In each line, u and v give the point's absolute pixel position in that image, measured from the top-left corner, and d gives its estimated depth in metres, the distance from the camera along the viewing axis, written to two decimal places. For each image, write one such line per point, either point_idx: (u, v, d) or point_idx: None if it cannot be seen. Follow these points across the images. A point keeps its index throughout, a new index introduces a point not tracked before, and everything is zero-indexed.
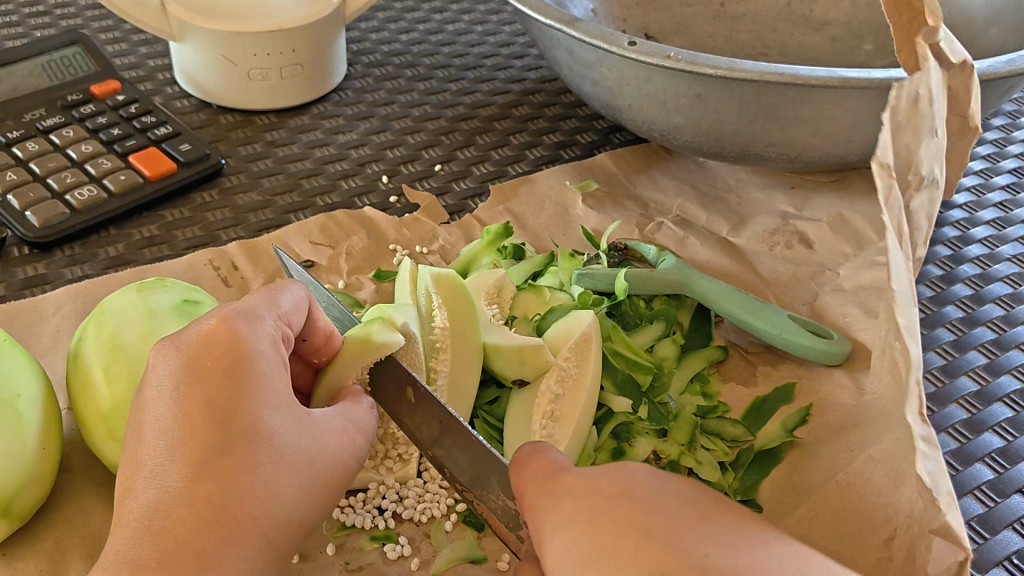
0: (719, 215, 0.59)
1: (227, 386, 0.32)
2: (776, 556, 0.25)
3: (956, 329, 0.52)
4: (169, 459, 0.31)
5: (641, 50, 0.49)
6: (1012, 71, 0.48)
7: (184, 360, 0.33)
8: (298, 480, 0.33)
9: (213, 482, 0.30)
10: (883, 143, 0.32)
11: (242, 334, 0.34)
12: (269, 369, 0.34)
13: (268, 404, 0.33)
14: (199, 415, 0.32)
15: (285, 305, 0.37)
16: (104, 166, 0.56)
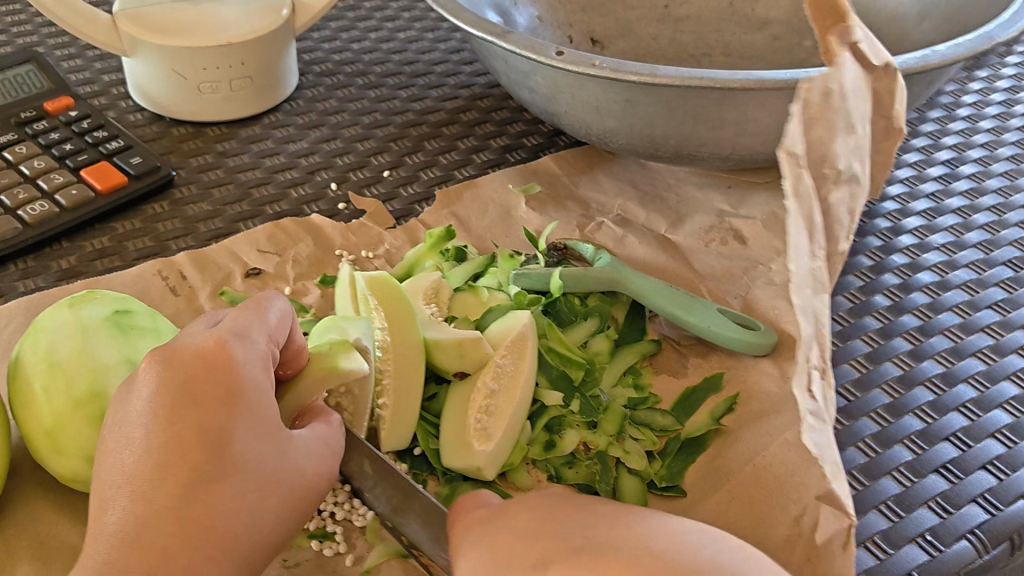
0: (658, 213, 0.61)
1: (217, 412, 0.34)
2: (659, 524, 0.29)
3: (882, 317, 0.54)
4: (156, 480, 0.33)
5: (568, 59, 0.52)
6: (925, 67, 0.50)
7: (175, 381, 0.34)
8: (276, 503, 0.35)
9: (198, 506, 0.33)
10: (790, 134, 0.38)
11: (236, 359, 0.35)
12: (260, 395, 0.35)
13: (254, 431, 0.35)
14: (190, 438, 0.33)
15: (274, 325, 0.38)
16: (56, 181, 0.58)
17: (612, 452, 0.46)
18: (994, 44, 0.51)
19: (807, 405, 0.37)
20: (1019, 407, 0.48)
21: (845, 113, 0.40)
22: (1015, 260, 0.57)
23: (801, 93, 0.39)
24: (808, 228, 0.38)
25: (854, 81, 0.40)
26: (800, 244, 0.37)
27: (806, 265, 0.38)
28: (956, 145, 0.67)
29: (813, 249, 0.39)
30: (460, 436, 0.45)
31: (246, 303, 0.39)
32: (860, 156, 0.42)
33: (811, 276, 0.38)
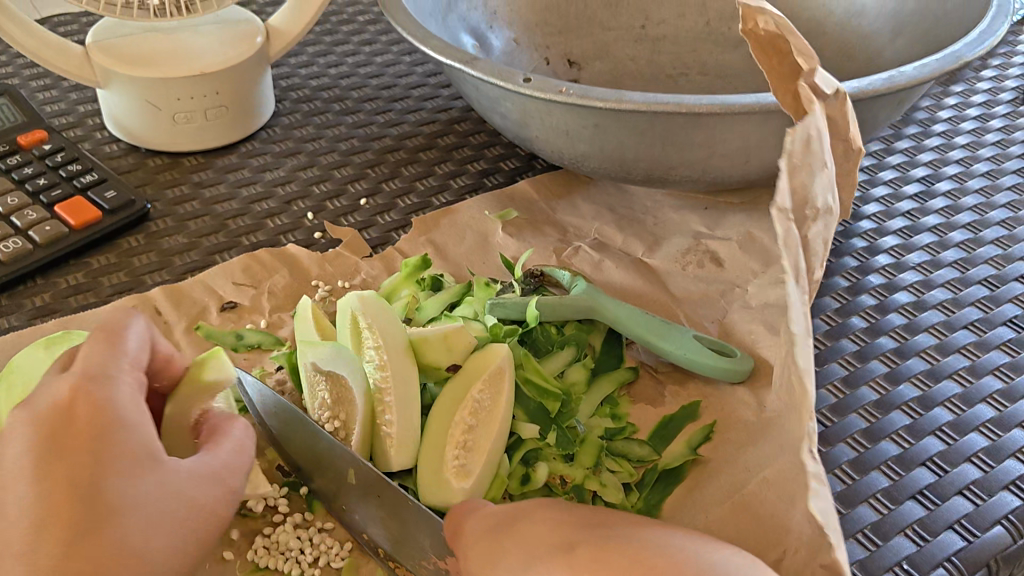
0: (635, 237, 0.61)
1: (86, 458, 0.32)
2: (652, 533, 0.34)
3: (859, 339, 0.54)
4: (35, 542, 0.31)
5: (535, 86, 0.52)
6: (892, 88, 0.50)
7: (39, 435, 0.33)
8: (172, 540, 0.33)
9: (88, 560, 0.31)
10: (779, 190, 0.35)
11: (100, 400, 0.34)
12: (132, 431, 0.34)
13: (134, 473, 0.33)
14: (63, 492, 0.31)
15: (132, 351, 0.36)
16: (29, 217, 0.57)
17: (588, 486, 0.46)
18: (963, 63, 0.51)
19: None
20: (995, 429, 0.48)
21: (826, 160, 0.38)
22: (991, 279, 0.57)
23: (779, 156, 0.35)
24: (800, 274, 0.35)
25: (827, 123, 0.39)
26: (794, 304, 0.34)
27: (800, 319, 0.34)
28: (932, 162, 0.68)
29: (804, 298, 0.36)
30: (434, 474, 0.45)
31: (97, 332, 0.37)
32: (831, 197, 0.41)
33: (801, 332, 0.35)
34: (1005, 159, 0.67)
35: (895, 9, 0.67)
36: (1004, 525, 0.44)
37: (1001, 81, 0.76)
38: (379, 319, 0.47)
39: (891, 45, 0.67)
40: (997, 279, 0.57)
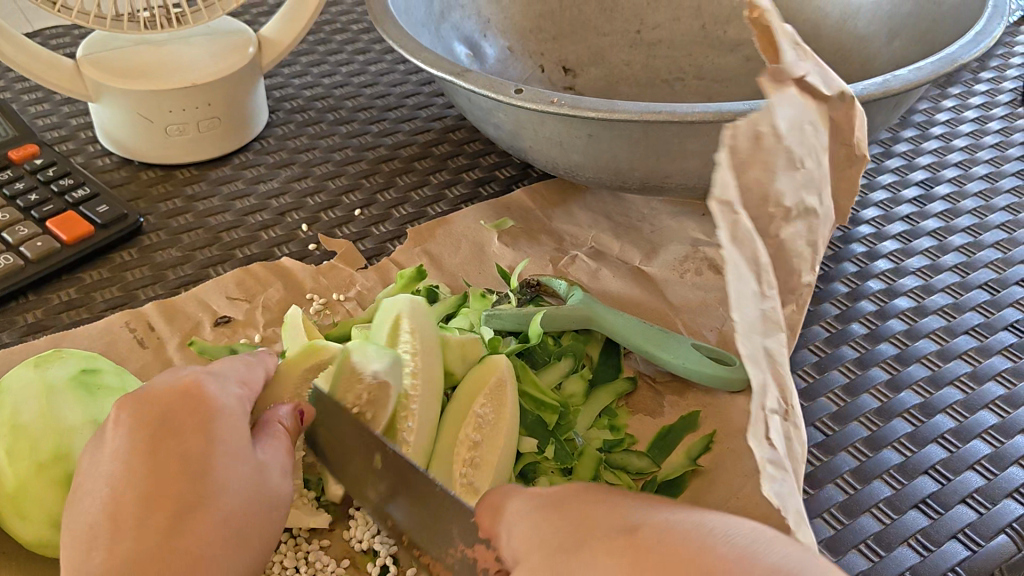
0: (632, 244, 0.60)
1: (197, 439, 0.35)
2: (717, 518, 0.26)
3: (859, 346, 0.53)
4: (140, 510, 0.33)
5: (527, 96, 0.51)
6: (888, 92, 0.49)
7: (147, 418, 0.36)
8: (252, 530, 0.36)
9: (188, 534, 0.34)
10: (720, 179, 0.28)
11: (207, 395, 0.37)
12: (231, 419, 0.37)
13: (230, 460, 0.36)
14: (171, 466, 0.34)
15: (233, 371, 0.41)
16: (20, 233, 0.57)
17: None
18: (957, 66, 0.51)
19: (768, 454, 0.30)
20: (997, 435, 0.48)
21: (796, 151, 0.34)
22: (991, 283, 0.57)
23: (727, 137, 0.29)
24: (748, 265, 0.29)
25: (804, 114, 0.35)
26: (744, 292, 0.29)
27: (748, 306, 0.29)
28: (930, 165, 0.67)
29: (756, 288, 0.30)
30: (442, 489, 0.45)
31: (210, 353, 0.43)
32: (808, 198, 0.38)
33: (752, 321, 0.29)
34: (1004, 162, 0.67)
35: (890, 12, 0.66)
36: (1007, 533, 0.43)
37: (998, 82, 0.76)
38: (416, 326, 0.48)
39: (887, 47, 0.67)
40: (998, 283, 0.57)
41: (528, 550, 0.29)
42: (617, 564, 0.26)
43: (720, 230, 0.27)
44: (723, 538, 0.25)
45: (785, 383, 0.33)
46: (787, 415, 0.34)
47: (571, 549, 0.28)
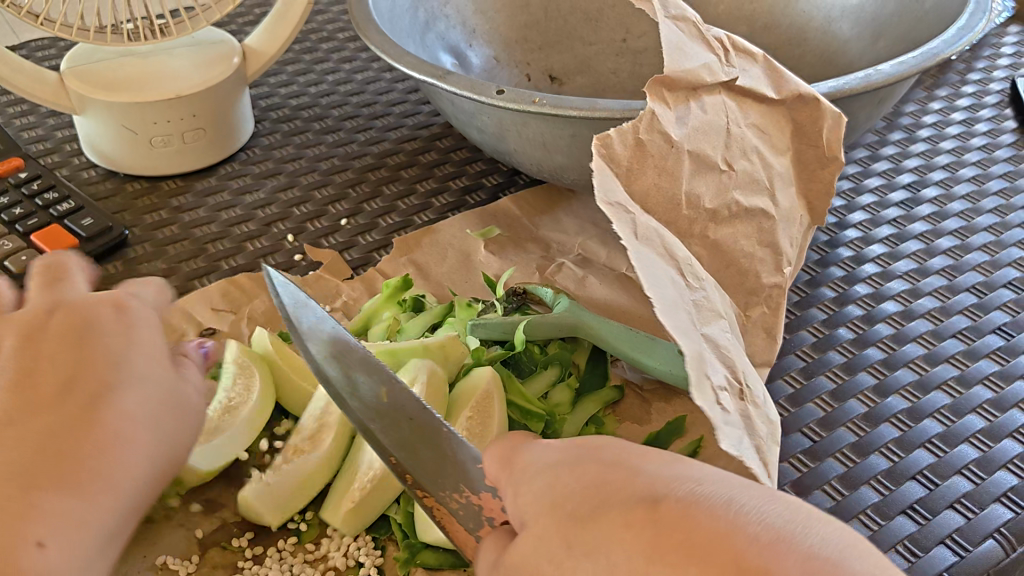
0: (619, 251, 0.60)
1: (64, 347, 0.37)
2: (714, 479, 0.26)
3: (846, 351, 0.53)
4: (23, 423, 0.34)
5: (508, 97, 0.51)
6: (869, 85, 0.49)
7: (25, 330, 0.38)
8: (147, 450, 0.35)
9: (70, 443, 0.34)
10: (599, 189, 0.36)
11: (122, 304, 0.40)
12: (102, 345, 0.37)
13: (133, 357, 0.37)
14: (18, 374, 0.36)
15: (148, 294, 0.42)
16: (5, 247, 0.57)
17: None
18: (939, 60, 0.51)
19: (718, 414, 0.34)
20: (985, 439, 0.48)
21: (705, 153, 0.42)
22: (979, 286, 0.57)
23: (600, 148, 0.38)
24: (657, 256, 0.37)
25: (726, 117, 0.43)
26: (654, 273, 0.36)
27: (665, 287, 0.36)
28: (917, 168, 0.67)
29: (674, 277, 0.38)
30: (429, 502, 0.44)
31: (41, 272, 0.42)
32: (740, 189, 0.44)
33: (672, 297, 0.36)
34: (992, 164, 0.67)
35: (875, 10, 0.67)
36: (995, 538, 0.43)
37: (985, 84, 0.76)
38: (422, 371, 0.48)
39: (870, 49, 0.67)
40: (985, 286, 0.57)
41: (539, 513, 0.28)
42: (632, 535, 0.24)
43: (620, 229, 0.35)
44: (755, 518, 0.23)
45: (731, 360, 0.39)
46: (745, 395, 0.38)
47: (585, 517, 0.26)
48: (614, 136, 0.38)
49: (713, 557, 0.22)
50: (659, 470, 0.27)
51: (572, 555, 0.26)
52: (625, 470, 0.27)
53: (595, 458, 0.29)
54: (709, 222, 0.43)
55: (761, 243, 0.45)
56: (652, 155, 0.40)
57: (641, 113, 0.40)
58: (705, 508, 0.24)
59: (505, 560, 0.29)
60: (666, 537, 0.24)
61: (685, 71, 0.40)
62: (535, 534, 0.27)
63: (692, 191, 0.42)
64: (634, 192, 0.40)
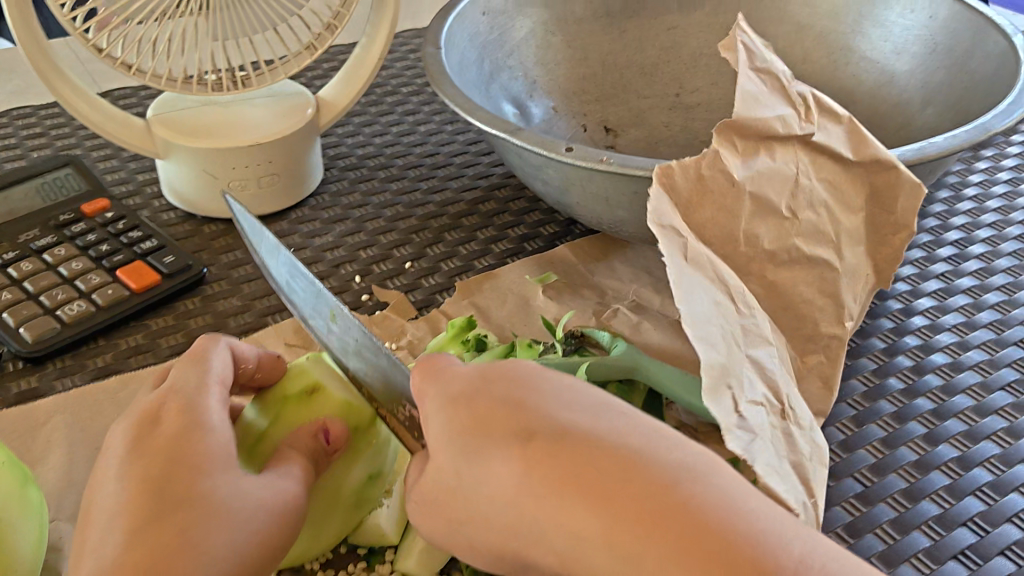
0: (672, 299, 0.63)
1: (181, 445, 0.39)
2: (578, 404, 0.35)
3: (896, 400, 0.55)
4: (135, 494, 0.37)
5: (576, 154, 0.56)
6: (923, 157, 0.52)
7: (135, 438, 0.40)
8: (235, 533, 0.37)
9: (170, 519, 0.36)
10: (652, 207, 0.39)
11: (186, 404, 0.42)
12: (213, 434, 0.41)
13: (218, 467, 0.39)
14: (155, 460, 0.39)
15: (216, 368, 0.45)
16: (92, 281, 0.60)
17: None
18: (991, 134, 0.53)
19: (731, 420, 0.37)
20: None
21: (769, 199, 0.45)
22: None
23: (659, 174, 0.42)
24: (703, 277, 0.39)
25: (794, 169, 0.45)
26: (695, 288, 0.38)
27: (705, 304, 0.38)
28: (964, 225, 0.69)
29: (721, 298, 0.40)
30: None
31: (186, 358, 0.45)
32: (802, 237, 0.46)
33: (711, 316, 0.38)
34: None
35: (924, 80, 0.70)
36: None
37: None
38: None
39: (921, 113, 0.69)
40: None
41: (441, 440, 0.36)
42: (512, 465, 0.33)
43: (665, 246, 0.38)
44: (611, 449, 0.33)
45: (776, 382, 0.41)
46: (787, 414, 0.41)
47: (473, 450, 0.35)
48: (675, 167, 0.42)
49: (583, 483, 0.32)
50: (547, 399, 0.35)
51: (469, 482, 0.35)
52: (508, 404, 0.35)
53: (482, 393, 0.36)
54: (767, 263, 0.46)
55: (823, 293, 0.47)
56: (712, 191, 0.43)
57: (706, 150, 0.43)
58: (571, 442, 0.33)
59: (420, 482, 0.37)
60: (549, 473, 0.33)
61: (757, 119, 0.43)
62: (440, 463, 0.36)
63: (750, 230, 0.45)
64: (693, 222, 0.44)
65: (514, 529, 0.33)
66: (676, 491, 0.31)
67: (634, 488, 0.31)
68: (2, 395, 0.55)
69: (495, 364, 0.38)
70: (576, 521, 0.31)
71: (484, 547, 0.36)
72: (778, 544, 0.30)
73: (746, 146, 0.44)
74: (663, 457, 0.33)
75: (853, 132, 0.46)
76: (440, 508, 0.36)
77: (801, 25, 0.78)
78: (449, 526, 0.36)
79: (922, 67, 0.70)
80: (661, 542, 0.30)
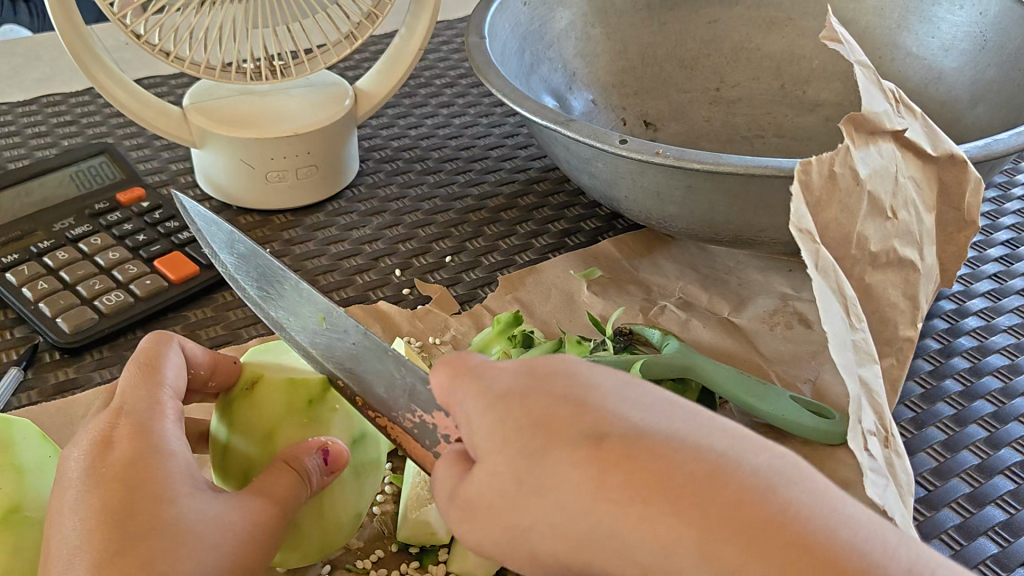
0: (721, 297, 0.62)
1: (140, 468, 0.37)
2: (647, 405, 0.30)
3: (955, 402, 0.54)
4: (96, 524, 0.35)
5: (631, 147, 0.54)
6: (988, 153, 0.50)
7: (91, 457, 0.37)
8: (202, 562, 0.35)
9: (133, 554, 0.34)
10: (797, 216, 0.37)
11: (139, 420, 0.39)
12: (173, 460, 0.38)
13: (183, 492, 0.37)
14: (113, 485, 0.36)
15: (170, 377, 0.42)
16: (130, 271, 0.59)
17: None
18: None
19: (866, 465, 0.36)
20: None
21: (880, 199, 0.44)
22: None
23: (801, 174, 0.40)
24: (831, 292, 0.37)
25: (894, 167, 0.44)
26: (833, 311, 0.37)
27: (837, 324, 0.37)
28: (1014, 225, 0.68)
29: (842, 315, 0.38)
30: None
31: (138, 363, 0.42)
32: (899, 237, 0.45)
33: (841, 336, 0.37)
34: None
35: (974, 77, 0.69)
36: None
37: None
38: None
39: (971, 111, 0.68)
40: None
41: (494, 445, 0.30)
42: (586, 474, 0.28)
43: (807, 258, 0.36)
44: (692, 453, 0.27)
45: (882, 408, 0.39)
46: (889, 442, 0.39)
47: (537, 451, 0.29)
48: (814, 164, 0.40)
49: (674, 491, 0.27)
50: (612, 398, 0.30)
51: (530, 488, 0.29)
52: (572, 403, 0.29)
53: (538, 389, 0.30)
54: (868, 265, 0.44)
55: (907, 295, 0.46)
56: (841, 189, 0.41)
57: (837, 147, 0.41)
58: (651, 444, 0.28)
59: (461, 491, 0.32)
60: (630, 475, 0.27)
61: (874, 113, 0.42)
62: (492, 464, 0.30)
63: (863, 231, 0.43)
64: (819, 222, 0.41)
65: (584, 539, 0.28)
66: (772, 498, 0.26)
67: (729, 493, 0.26)
68: (40, 386, 0.54)
69: (541, 360, 0.32)
70: (666, 534, 0.26)
71: (550, 562, 0.30)
72: (886, 551, 0.26)
73: (863, 142, 0.42)
74: (755, 459, 0.27)
75: (928, 129, 0.46)
76: (494, 517, 0.30)
77: (845, 20, 0.76)
78: (501, 537, 0.31)
79: (972, 63, 0.69)
80: (769, 556, 0.25)
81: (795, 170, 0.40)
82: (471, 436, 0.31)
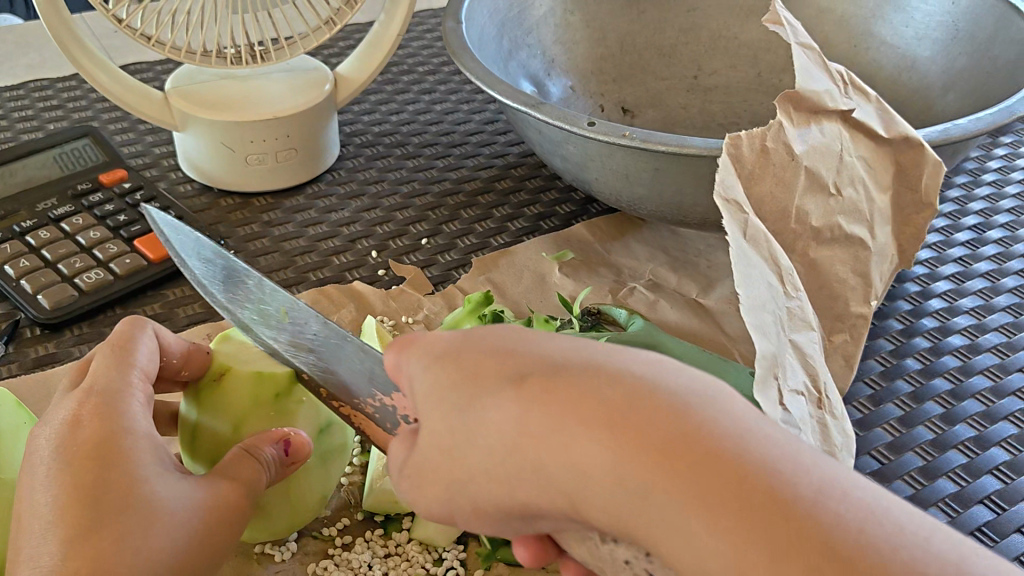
0: (690, 278, 0.63)
1: (114, 446, 0.37)
2: (572, 345, 0.30)
3: (914, 380, 0.55)
4: (69, 498, 0.35)
5: (599, 129, 0.56)
6: (947, 138, 0.51)
7: (63, 434, 0.38)
8: (172, 540, 0.36)
9: (108, 531, 0.35)
10: (722, 183, 0.39)
11: (111, 399, 0.39)
12: (140, 438, 0.38)
13: (156, 472, 0.38)
14: (85, 459, 0.36)
15: (141, 359, 0.42)
16: (110, 251, 0.61)
17: None
18: (1015, 117, 0.53)
19: (779, 414, 0.36)
20: None
21: (819, 174, 0.45)
22: None
23: (729, 147, 0.41)
24: (760, 257, 0.39)
25: (839, 145, 0.46)
26: (753, 270, 0.38)
27: (759, 288, 0.38)
28: (982, 211, 0.69)
29: (774, 281, 0.40)
30: None
31: (109, 345, 0.43)
32: (844, 214, 0.47)
33: (764, 300, 0.38)
34: None
35: (946, 65, 0.70)
36: None
37: None
38: None
39: (941, 99, 0.69)
40: None
41: (434, 400, 0.31)
42: (510, 414, 0.28)
43: (730, 225, 0.38)
44: (610, 381, 0.28)
45: (815, 370, 0.41)
46: (822, 403, 0.41)
47: (467, 402, 0.30)
48: (743, 139, 0.42)
49: (590, 418, 0.27)
50: (539, 344, 0.30)
51: (465, 435, 0.30)
52: (501, 353, 0.30)
53: (473, 346, 0.31)
54: (812, 240, 0.46)
55: (856, 272, 0.48)
56: (774, 164, 0.43)
57: (770, 123, 0.43)
58: (568, 376, 0.28)
59: (413, 457, 0.32)
60: (551, 405, 0.28)
61: (812, 91, 0.44)
62: (433, 425, 0.31)
63: (802, 207, 0.45)
64: (752, 193, 0.44)
65: (517, 477, 0.29)
66: (684, 420, 0.26)
67: (641, 417, 0.26)
68: (20, 360, 0.55)
69: (484, 322, 0.33)
70: (585, 451, 0.27)
71: (494, 512, 0.30)
72: (801, 469, 0.25)
73: (802, 120, 0.44)
74: (671, 386, 0.27)
75: (882, 111, 0.47)
76: (441, 473, 0.31)
77: (822, 9, 0.77)
78: (446, 496, 0.31)
79: (944, 52, 0.70)
80: (676, 477, 0.25)
81: (725, 145, 0.42)
82: (416, 396, 0.32)
